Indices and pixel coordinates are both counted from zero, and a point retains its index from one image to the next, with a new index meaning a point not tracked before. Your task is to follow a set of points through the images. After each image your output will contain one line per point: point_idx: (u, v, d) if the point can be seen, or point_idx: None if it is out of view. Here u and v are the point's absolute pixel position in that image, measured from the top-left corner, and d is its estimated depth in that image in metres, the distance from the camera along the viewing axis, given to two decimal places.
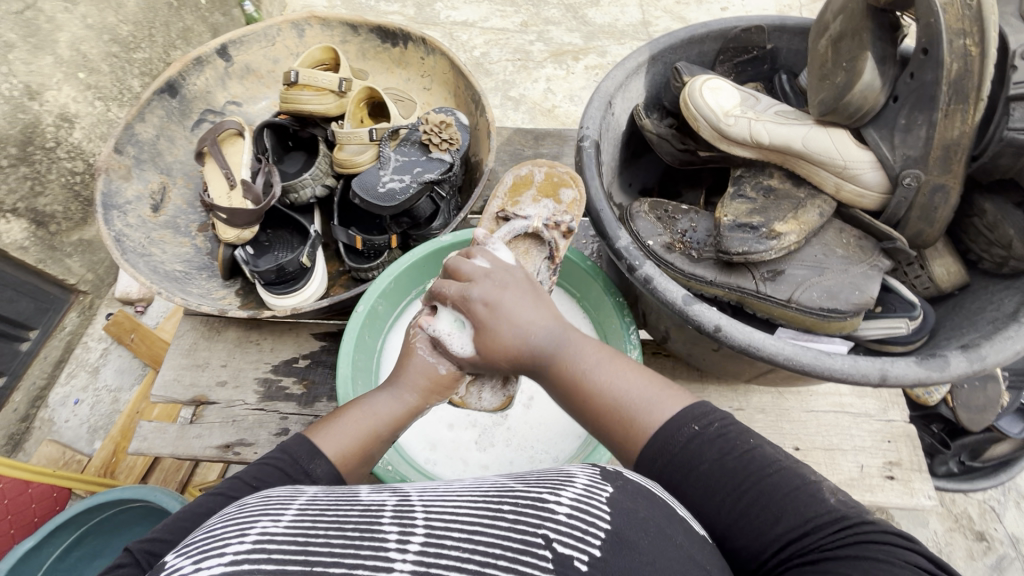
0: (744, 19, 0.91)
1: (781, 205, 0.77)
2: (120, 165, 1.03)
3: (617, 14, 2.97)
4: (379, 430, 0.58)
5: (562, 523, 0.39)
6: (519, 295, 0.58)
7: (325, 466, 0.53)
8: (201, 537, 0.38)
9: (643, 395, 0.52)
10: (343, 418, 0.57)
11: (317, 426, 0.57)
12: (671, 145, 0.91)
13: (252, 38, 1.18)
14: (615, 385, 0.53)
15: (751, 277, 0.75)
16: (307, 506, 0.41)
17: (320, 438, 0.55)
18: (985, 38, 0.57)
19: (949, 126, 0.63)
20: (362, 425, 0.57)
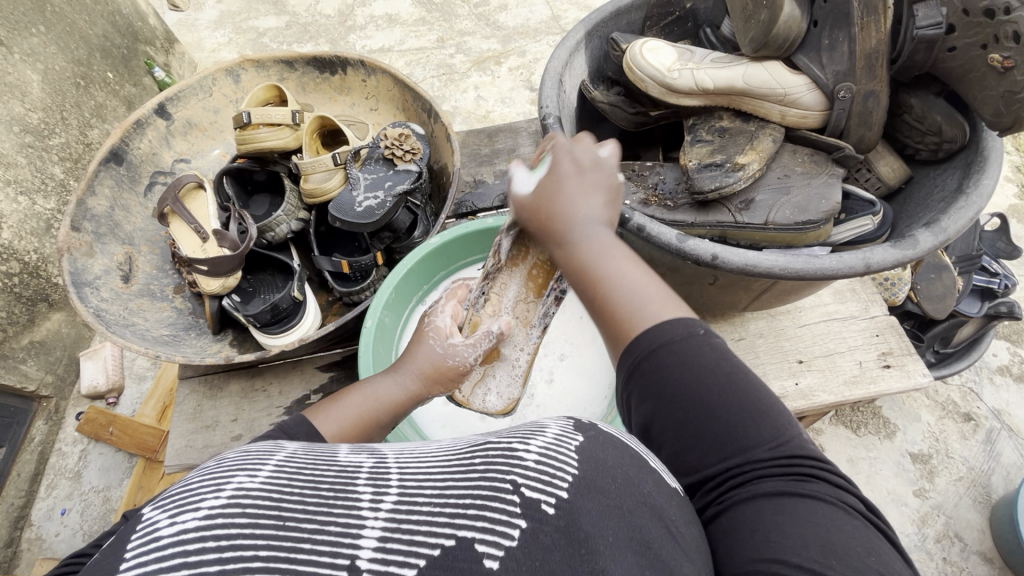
0: None
1: (737, 140, 0.83)
2: (80, 243, 1.00)
3: (527, 14, 3.07)
4: (378, 415, 0.58)
5: (530, 468, 0.38)
6: (592, 184, 0.60)
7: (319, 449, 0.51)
8: (177, 489, 0.34)
9: (651, 295, 0.51)
10: (344, 402, 0.57)
11: (315, 407, 0.56)
12: (623, 111, 0.96)
13: (188, 93, 1.17)
14: (624, 282, 0.53)
15: (727, 210, 0.81)
16: (284, 462, 0.37)
17: (321, 417, 0.54)
18: None
19: (867, 37, 0.71)
20: (366, 407, 0.57)
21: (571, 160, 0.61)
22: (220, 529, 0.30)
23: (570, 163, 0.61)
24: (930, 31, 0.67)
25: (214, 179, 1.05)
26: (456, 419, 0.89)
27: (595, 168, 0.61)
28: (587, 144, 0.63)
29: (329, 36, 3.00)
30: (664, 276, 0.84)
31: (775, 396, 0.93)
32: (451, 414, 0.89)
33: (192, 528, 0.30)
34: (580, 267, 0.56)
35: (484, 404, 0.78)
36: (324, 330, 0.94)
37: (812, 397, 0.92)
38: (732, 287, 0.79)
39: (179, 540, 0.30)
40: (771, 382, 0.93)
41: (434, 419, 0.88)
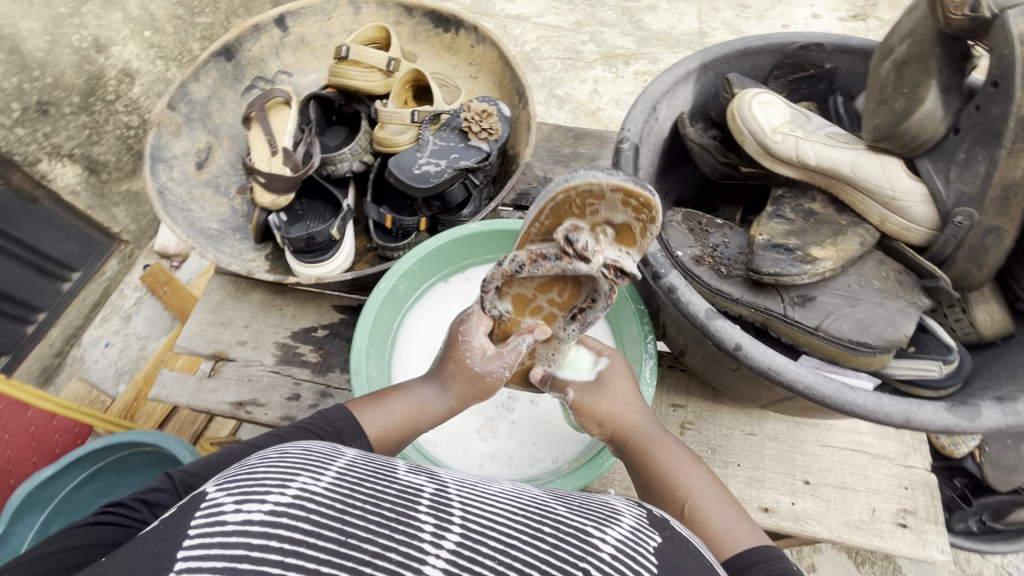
0: (805, 35, 0.88)
1: (820, 230, 0.75)
2: (171, 122, 1.07)
3: (674, 22, 2.95)
4: (418, 422, 0.65)
5: (603, 562, 0.37)
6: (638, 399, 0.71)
7: (362, 444, 0.61)
8: (243, 475, 0.37)
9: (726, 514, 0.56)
10: (388, 405, 0.65)
11: (360, 403, 0.65)
12: (712, 157, 0.89)
13: (309, 11, 1.21)
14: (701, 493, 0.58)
15: (779, 299, 0.73)
16: (346, 471, 0.39)
17: (361, 420, 0.63)
18: None
19: (1012, 165, 0.59)
20: (402, 415, 0.65)
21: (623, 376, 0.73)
22: (283, 529, 0.32)
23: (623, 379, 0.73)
24: None
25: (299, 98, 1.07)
26: None
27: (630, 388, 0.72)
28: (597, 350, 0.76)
29: None
30: (688, 343, 0.78)
31: (763, 507, 0.85)
32: None
33: (256, 521, 0.32)
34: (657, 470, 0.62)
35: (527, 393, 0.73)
36: (346, 277, 0.95)
37: (804, 524, 0.84)
38: (754, 382, 0.72)
39: (244, 530, 0.32)
40: (765, 491, 0.86)
41: None
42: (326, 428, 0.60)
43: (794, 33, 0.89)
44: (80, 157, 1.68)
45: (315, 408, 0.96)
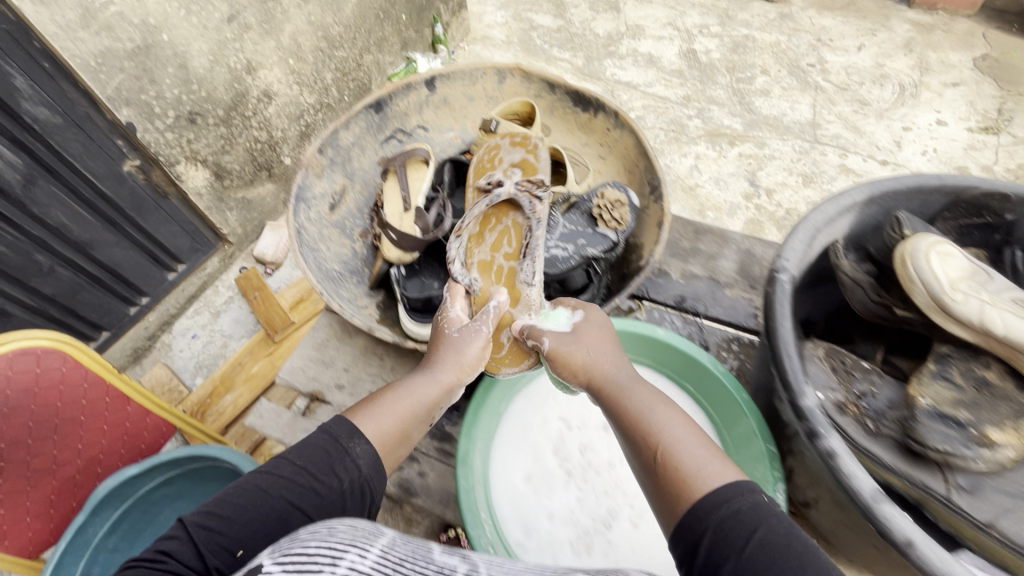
0: (988, 181, 0.82)
1: (999, 408, 0.68)
2: (317, 165, 1.13)
3: (786, 109, 2.91)
4: (413, 412, 0.75)
5: None
6: (606, 342, 0.80)
7: (362, 446, 0.67)
8: (297, 551, 0.40)
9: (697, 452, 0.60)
10: (383, 404, 0.74)
11: (357, 410, 0.73)
12: (864, 294, 0.83)
13: (458, 76, 1.26)
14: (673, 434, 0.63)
15: (942, 479, 0.66)
16: (387, 552, 0.42)
17: (358, 421, 0.70)
18: None
19: None
20: (401, 407, 0.74)
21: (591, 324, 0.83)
22: None
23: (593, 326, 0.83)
24: None
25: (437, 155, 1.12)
26: (524, 502, 0.85)
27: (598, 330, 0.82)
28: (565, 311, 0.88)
29: (588, 53, 3.28)
30: (820, 500, 0.73)
31: None
32: (523, 493, 0.86)
33: None
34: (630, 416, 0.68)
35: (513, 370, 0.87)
36: None
37: None
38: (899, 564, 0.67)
39: None
40: None
41: (505, 489, 0.85)
42: (325, 435, 0.66)
43: (976, 177, 0.83)
44: (211, 163, 1.77)
45: (400, 469, 0.95)
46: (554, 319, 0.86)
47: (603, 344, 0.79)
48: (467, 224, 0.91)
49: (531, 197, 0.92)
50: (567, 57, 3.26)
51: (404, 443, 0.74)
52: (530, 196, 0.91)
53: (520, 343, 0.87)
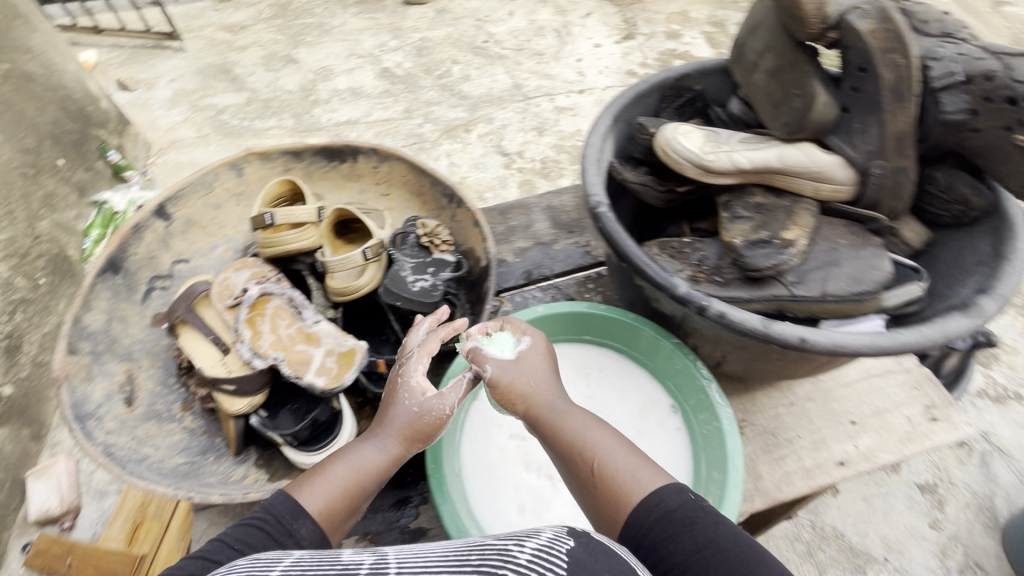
0: (673, 70, 1.04)
1: (778, 215, 0.88)
2: (78, 367, 0.89)
3: (489, 84, 3.25)
4: (360, 481, 0.70)
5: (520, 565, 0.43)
6: (545, 369, 0.78)
7: (307, 526, 0.64)
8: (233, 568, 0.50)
9: (633, 469, 0.65)
10: (325, 474, 0.69)
11: (300, 483, 0.68)
12: (654, 190, 0.99)
13: (189, 190, 1.10)
14: (614, 458, 0.67)
15: (782, 285, 0.83)
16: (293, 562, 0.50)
17: (295, 492, 0.66)
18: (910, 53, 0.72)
19: (898, 120, 0.76)
20: (343, 471, 0.69)
21: (527, 358, 0.78)
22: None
23: (537, 355, 0.79)
24: (956, 116, 0.74)
25: (218, 280, 0.94)
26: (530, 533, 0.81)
27: (540, 363, 0.79)
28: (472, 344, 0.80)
29: (294, 112, 3.18)
30: (727, 353, 0.85)
31: (838, 462, 0.93)
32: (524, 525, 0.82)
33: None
34: (573, 445, 0.69)
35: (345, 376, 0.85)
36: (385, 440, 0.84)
37: (874, 458, 0.93)
38: (799, 362, 0.81)
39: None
40: (831, 446, 0.94)
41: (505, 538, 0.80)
42: (269, 518, 0.63)
43: (665, 71, 1.05)
44: None
45: None
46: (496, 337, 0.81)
47: (544, 370, 0.78)
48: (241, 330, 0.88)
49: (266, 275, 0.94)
50: (274, 123, 3.12)
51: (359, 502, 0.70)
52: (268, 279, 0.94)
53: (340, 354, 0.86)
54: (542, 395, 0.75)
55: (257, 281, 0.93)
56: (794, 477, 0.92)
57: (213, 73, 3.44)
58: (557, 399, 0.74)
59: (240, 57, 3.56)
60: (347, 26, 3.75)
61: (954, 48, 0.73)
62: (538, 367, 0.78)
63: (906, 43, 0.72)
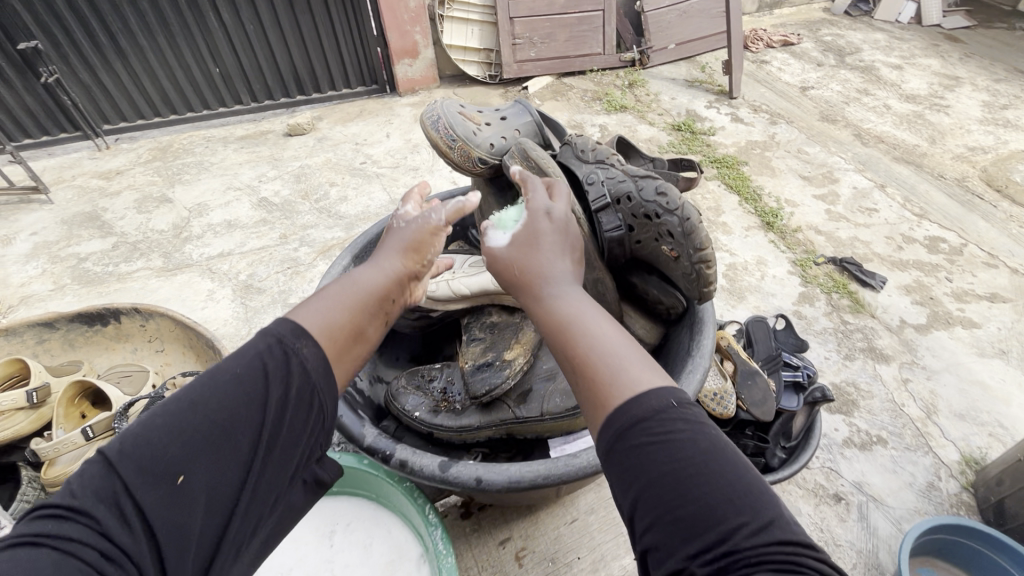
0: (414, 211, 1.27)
1: (504, 336, 1.13)
2: None
3: (366, 202, 3.38)
4: (360, 300, 0.91)
5: None
6: (555, 240, 0.95)
7: (309, 341, 0.81)
8: None
9: (624, 347, 0.79)
10: (326, 299, 0.88)
11: (302, 309, 0.86)
12: (407, 321, 1.26)
13: None
14: (614, 343, 0.79)
15: (507, 407, 1.06)
16: None
17: (303, 319, 0.83)
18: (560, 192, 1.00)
19: (579, 240, 1.04)
20: (347, 292, 0.90)
21: (556, 220, 0.99)
22: None
23: (552, 223, 0.98)
24: (613, 233, 1.02)
25: None
26: None
27: (559, 232, 0.97)
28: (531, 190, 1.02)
29: (164, 251, 3.12)
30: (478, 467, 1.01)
31: None
32: None
33: None
34: (565, 322, 0.84)
35: None
36: None
37: None
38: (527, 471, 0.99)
39: None
40: None
41: None
42: (275, 339, 0.79)
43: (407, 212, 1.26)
44: None
45: None
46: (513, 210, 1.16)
47: (562, 242, 0.96)
48: None
49: None
50: (141, 265, 3.04)
51: (361, 340, 0.90)
52: None
53: None
54: (546, 271, 0.91)
55: None
56: None
57: (79, 221, 3.37)
58: (563, 283, 0.90)
59: (111, 202, 3.52)
60: (226, 161, 3.84)
61: (602, 178, 1.01)
62: (542, 246, 0.94)
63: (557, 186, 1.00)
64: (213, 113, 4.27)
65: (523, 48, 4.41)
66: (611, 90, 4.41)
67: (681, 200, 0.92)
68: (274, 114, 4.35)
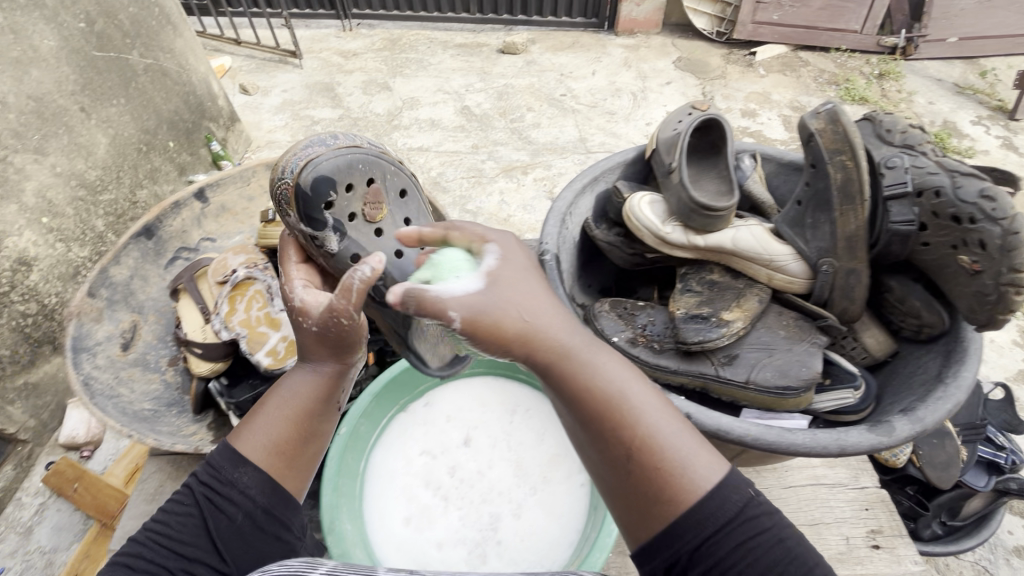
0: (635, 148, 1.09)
1: (725, 295, 0.88)
2: (92, 308, 1.05)
3: (557, 134, 3.41)
4: (291, 413, 0.77)
5: None
6: (527, 285, 0.67)
7: (251, 470, 0.74)
8: None
9: (680, 441, 0.62)
10: (258, 418, 0.78)
11: (240, 435, 0.77)
12: (621, 252, 1.03)
13: (229, 180, 1.27)
14: (659, 428, 0.63)
15: (710, 362, 0.83)
16: None
17: (245, 449, 0.75)
18: (857, 154, 0.73)
19: (846, 222, 0.77)
20: (277, 416, 0.76)
21: (508, 261, 0.69)
22: None
23: (515, 261, 0.69)
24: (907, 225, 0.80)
25: (218, 258, 1.08)
26: (414, 545, 1.00)
27: (520, 278, 0.67)
28: (482, 246, 0.70)
29: (376, 133, 3.50)
30: None
31: None
32: (407, 537, 1.01)
33: None
34: (615, 413, 0.64)
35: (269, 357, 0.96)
36: None
37: None
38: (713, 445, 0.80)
39: None
40: None
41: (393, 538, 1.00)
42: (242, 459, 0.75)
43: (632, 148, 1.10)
44: None
45: None
46: (444, 252, 0.72)
47: (526, 280, 0.68)
48: (218, 306, 1.00)
49: (246, 268, 1.04)
50: None
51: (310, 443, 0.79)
52: (248, 268, 1.04)
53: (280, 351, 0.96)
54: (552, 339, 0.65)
55: (246, 266, 1.05)
56: None
57: (318, 90, 3.89)
58: (572, 341, 0.66)
59: (345, 79, 3.99)
60: (442, 64, 4.09)
61: (909, 162, 0.86)
62: (524, 291, 0.67)
63: (853, 145, 0.73)
64: (442, 16, 4.52)
65: (767, 7, 3.93)
66: (855, 76, 3.81)
67: (1010, 206, 0.77)
68: (492, 28, 4.48)
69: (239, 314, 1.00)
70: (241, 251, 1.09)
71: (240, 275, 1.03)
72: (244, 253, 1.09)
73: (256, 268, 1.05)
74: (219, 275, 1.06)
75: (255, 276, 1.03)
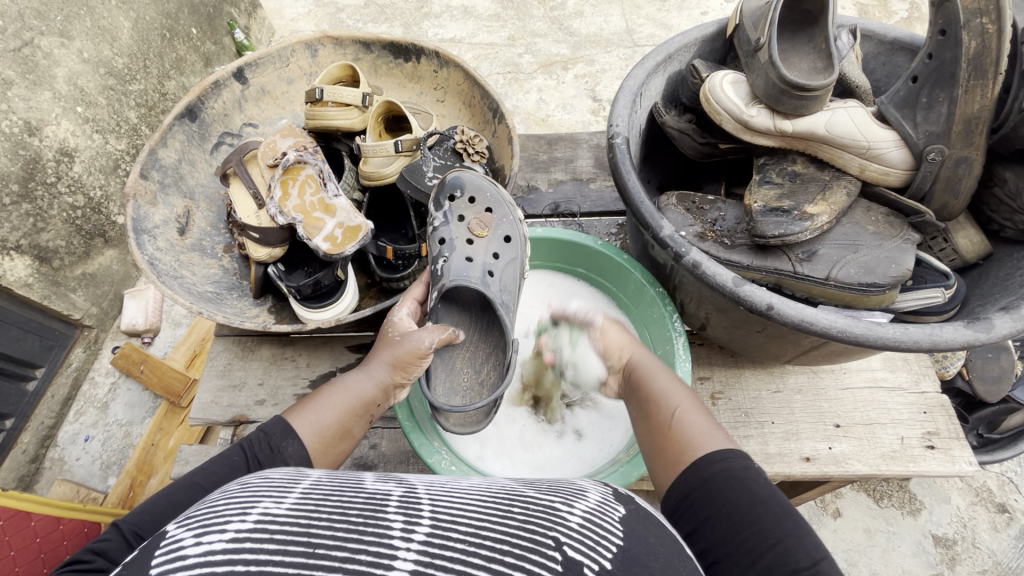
0: (712, 22, 0.97)
1: (809, 189, 0.80)
2: (146, 191, 1.05)
3: (602, 24, 3.09)
4: (354, 405, 0.74)
5: (572, 531, 0.44)
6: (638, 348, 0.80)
7: (295, 446, 0.67)
8: (205, 511, 0.42)
9: (705, 429, 0.64)
10: (318, 401, 0.72)
11: (295, 410, 0.71)
12: (692, 140, 0.93)
13: (267, 61, 1.20)
14: (686, 417, 0.66)
15: (787, 259, 0.78)
16: (310, 491, 0.45)
17: (297, 423, 0.69)
18: (1001, 17, 0.62)
19: (969, 102, 0.68)
20: (344, 403, 0.73)
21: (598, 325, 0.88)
22: (248, 554, 0.36)
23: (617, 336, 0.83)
24: None
25: (267, 141, 1.06)
26: None
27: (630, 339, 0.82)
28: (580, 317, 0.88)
29: (404, 21, 3.22)
30: (710, 315, 0.83)
31: (804, 457, 0.89)
32: None
33: (219, 550, 0.37)
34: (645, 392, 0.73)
35: (325, 238, 0.95)
36: (362, 312, 0.93)
37: (845, 465, 0.88)
38: (780, 339, 0.77)
39: (207, 560, 0.36)
40: (803, 441, 0.90)
41: None
42: (276, 435, 0.67)
43: (709, 22, 0.98)
44: (27, 247, 1.52)
45: (353, 451, 0.98)
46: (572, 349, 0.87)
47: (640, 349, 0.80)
48: (271, 188, 0.99)
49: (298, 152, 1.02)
50: (385, 30, 3.19)
51: (345, 443, 0.73)
52: (299, 152, 1.02)
53: (338, 232, 0.95)
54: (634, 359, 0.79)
55: (296, 151, 1.03)
56: (752, 458, 0.91)
57: None
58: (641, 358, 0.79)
59: None
60: None
61: None
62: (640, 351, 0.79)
63: (1000, 5, 0.61)
64: None
65: None
66: None
67: None
68: None
69: (294, 197, 0.99)
70: (292, 137, 1.08)
71: (291, 158, 1.01)
72: (293, 137, 1.07)
73: (308, 152, 1.03)
74: (271, 159, 1.04)
75: (309, 160, 1.02)
